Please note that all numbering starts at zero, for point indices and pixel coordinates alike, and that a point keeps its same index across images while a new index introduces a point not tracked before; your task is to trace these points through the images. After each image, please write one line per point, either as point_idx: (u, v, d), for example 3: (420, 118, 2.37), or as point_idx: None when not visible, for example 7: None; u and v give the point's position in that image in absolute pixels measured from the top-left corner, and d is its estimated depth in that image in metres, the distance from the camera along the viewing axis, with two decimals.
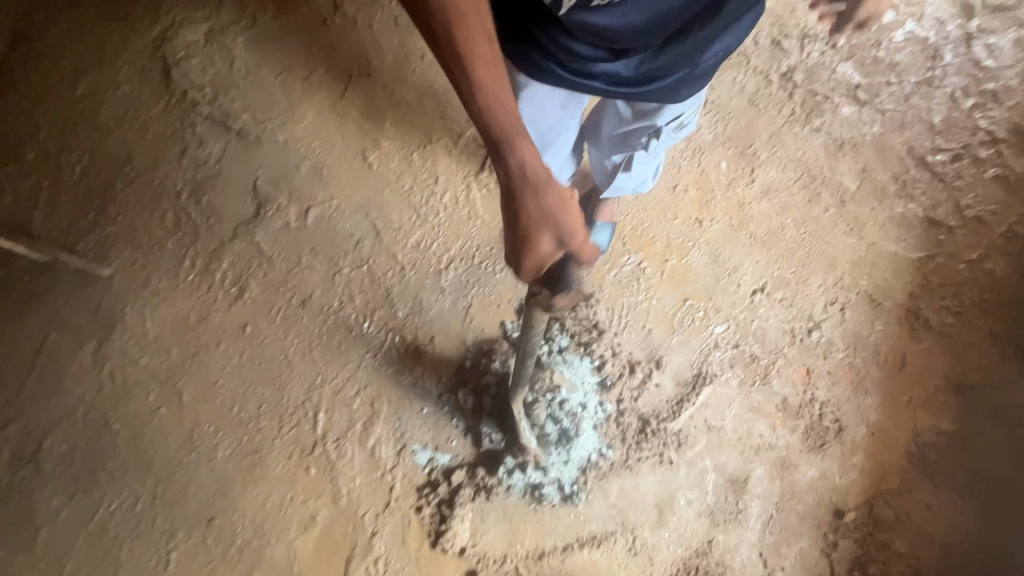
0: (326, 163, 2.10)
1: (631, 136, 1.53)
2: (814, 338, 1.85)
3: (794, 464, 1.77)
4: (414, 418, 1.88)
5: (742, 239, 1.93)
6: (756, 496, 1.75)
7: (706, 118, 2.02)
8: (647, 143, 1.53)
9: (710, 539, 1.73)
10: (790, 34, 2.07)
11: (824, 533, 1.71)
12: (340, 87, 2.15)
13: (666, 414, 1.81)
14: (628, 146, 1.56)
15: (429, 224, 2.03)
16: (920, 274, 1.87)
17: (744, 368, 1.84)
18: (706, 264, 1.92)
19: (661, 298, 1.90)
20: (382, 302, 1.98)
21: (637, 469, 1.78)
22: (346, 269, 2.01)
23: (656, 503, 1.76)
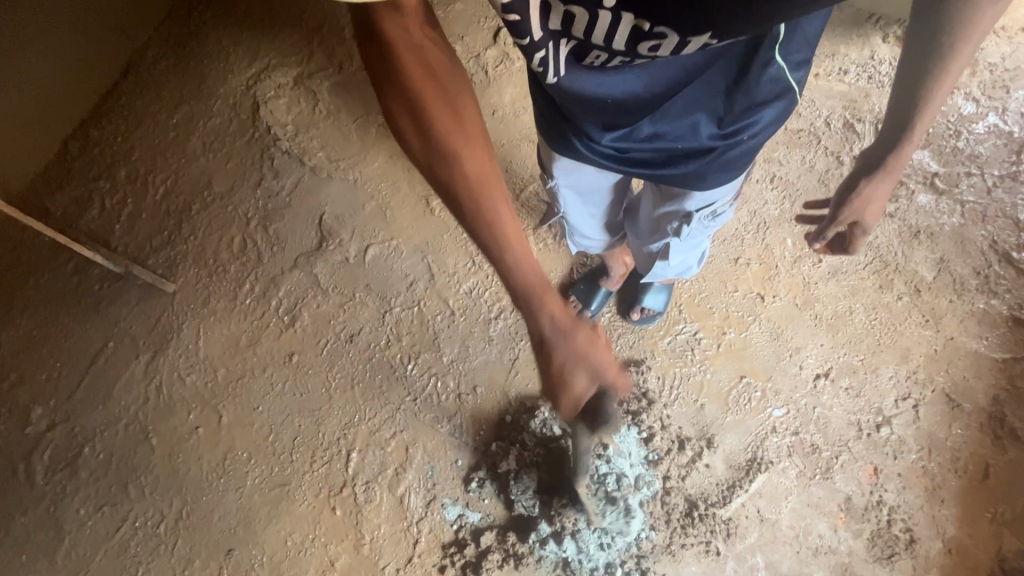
0: (390, 205, 2.17)
1: (663, 221, 1.47)
2: (883, 434, 1.71)
3: (857, 574, 1.59)
4: (448, 470, 1.82)
5: (806, 320, 1.85)
6: None
7: (772, 194, 2.00)
8: (679, 230, 1.46)
9: None
10: (864, 118, 2.05)
11: None
12: None
13: (715, 498, 1.69)
14: (662, 231, 1.50)
15: (484, 273, 2.04)
16: (1005, 377, 1.73)
17: (804, 457, 1.71)
18: (767, 342, 1.84)
19: (716, 372, 1.82)
20: (428, 345, 1.97)
21: (682, 556, 1.63)
22: (398, 309, 2.03)
23: None
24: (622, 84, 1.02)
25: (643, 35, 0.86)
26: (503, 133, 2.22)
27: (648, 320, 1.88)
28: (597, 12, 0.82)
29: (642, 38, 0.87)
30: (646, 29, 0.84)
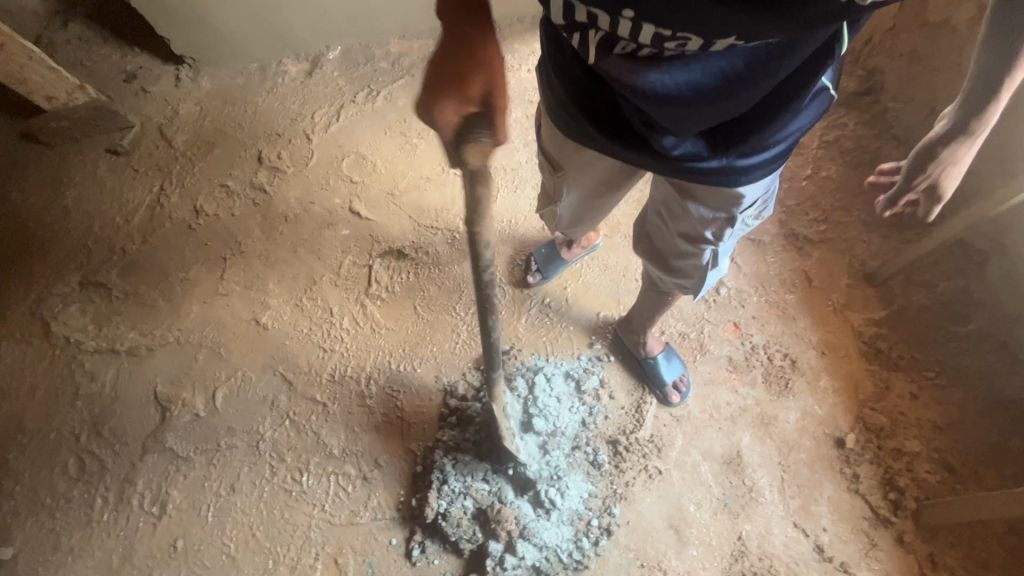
0: (222, 342, 2.10)
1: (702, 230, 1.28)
2: (724, 294, 1.88)
3: (773, 416, 1.68)
4: (386, 555, 1.67)
5: (619, 242, 2.05)
6: (758, 465, 1.63)
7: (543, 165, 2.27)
8: (720, 236, 1.28)
9: (738, 533, 1.55)
10: None
11: (840, 470, 1.58)
12: (219, 271, 2.25)
13: (631, 424, 1.72)
14: (699, 241, 1.32)
15: (338, 353, 2.01)
16: (779, 203, 2.02)
17: (680, 347, 1.82)
18: (601, 275, 2.01)
19: (575, 322, 1.94)
20: (314, 448, 1.86)
21: (633, 491, 1.63)
22: (269, 432, 1.90)
23: (668, 522, 1.59)
24: (672, 80, 0.93)
25: (667, 38, 0.85)
26: (302, 230, 2.30)
27: (688, 388, 1.74)
28: (618, 19, 0.85)
29: (666, 42, 0.86)
30: (669, 36, 0.85)
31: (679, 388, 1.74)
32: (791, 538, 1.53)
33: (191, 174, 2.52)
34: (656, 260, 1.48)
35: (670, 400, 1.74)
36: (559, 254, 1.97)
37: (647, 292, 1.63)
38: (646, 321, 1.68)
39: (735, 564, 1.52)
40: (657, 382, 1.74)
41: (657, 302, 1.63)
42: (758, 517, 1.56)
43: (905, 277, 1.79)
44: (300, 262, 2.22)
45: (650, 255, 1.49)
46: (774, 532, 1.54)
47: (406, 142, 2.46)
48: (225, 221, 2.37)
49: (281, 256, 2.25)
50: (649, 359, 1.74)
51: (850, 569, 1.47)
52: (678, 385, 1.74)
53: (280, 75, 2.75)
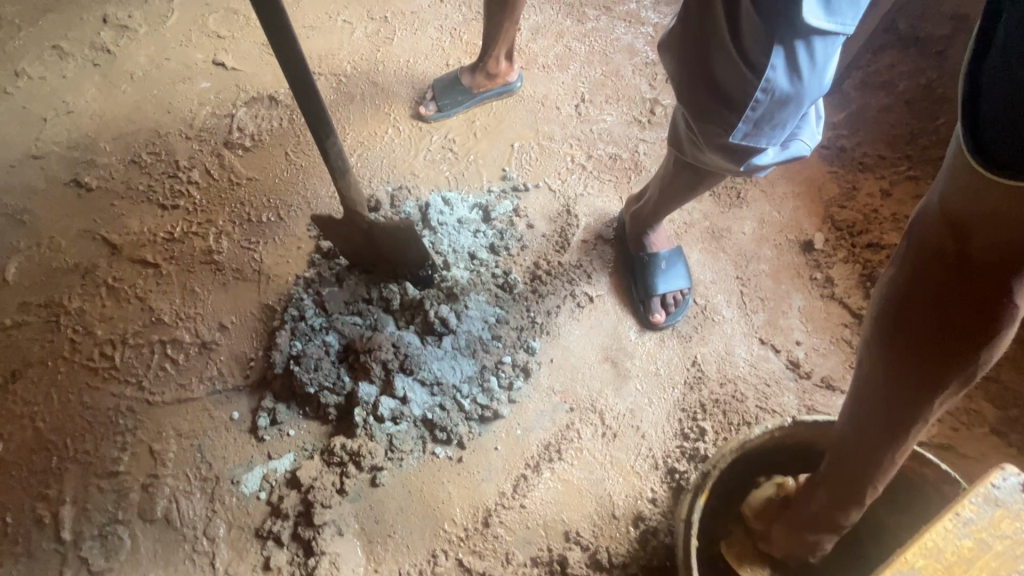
0: (28, 208, 1.60)
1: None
2: (660, 113, 1.59)
3: (725, 228, 1.35)
4: (222, 434, 1.19)
5: (536, 71, 1.72)
6: (711, 282, 1.28)
7: (449, 8, 1.94)
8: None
9: (692, 358, 1.19)
10: None
11: (810, 277, 1.26)
12: (36, 134, 1.76)
13: (554, 251, 1.35)
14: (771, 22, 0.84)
15: (182, 208, 1.55)
16: None
17: (611, 171, 1.49)
18: (516, 106, 1.66)
19: (485, 154, 1.57)
20: (136, 316, 1.37)
21: (557, 322, 1.24)
22: (77, 303, 1.41)
23: (603, 355, 1.21)
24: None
25: None
26: (151, 86, 1.85)
27: (681, 310, 1.23)
28: None
29: None
30: None
31: (667, 307, 1.23)
32: (758, 356, 1.18)
33: (15, 39, 2.03)
34: (697, 94, 0.96)
35: (651, 321, 1.22)
36: (460, 81, 1.65)
37: (675, 173, 1.13)
38: (661, 210, 1.21)
39: (691, 394, 1.15)
40: (642, 290, 1.24)
41: (691, 184, 1.13)
42: (716, 338, 1.21)
43: (861, 81, 1.54)
44: (144, 118, 1.76)
45: (685, 82, 0.98)
46: (737, 352, 1.19)
47: None
48: (52, 82, 1.89)
49: (120, 114, 1.79)
50: (644, 259, 1.26)
51: (834, 384, 1.13)
52: (667, 303, 1.23)
53: None
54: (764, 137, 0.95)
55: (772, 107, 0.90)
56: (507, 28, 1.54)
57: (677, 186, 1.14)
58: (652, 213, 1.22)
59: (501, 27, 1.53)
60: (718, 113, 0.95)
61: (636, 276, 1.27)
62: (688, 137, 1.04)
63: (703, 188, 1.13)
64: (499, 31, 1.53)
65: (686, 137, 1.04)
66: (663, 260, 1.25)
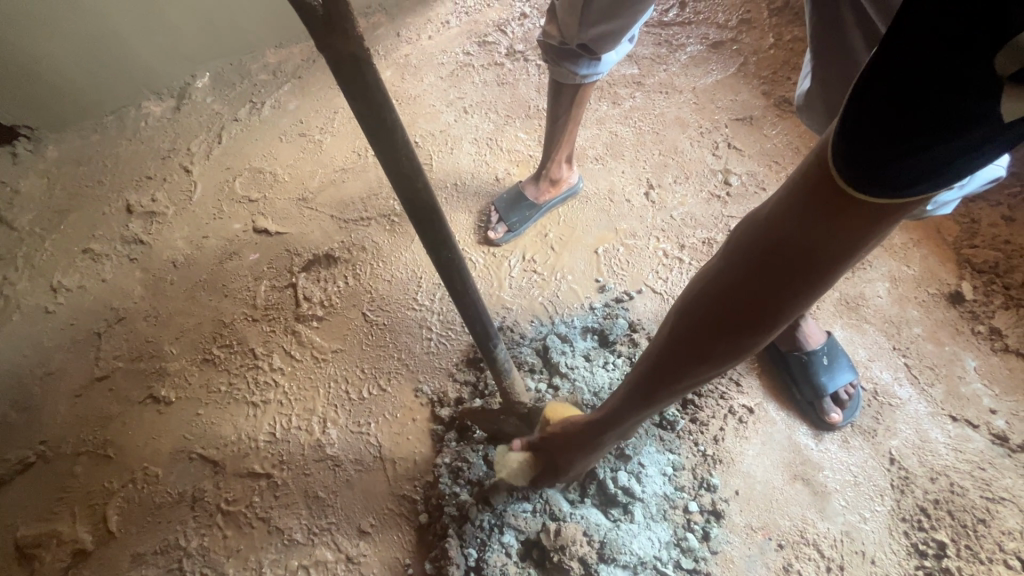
0: (110, 438, 1.49)
1: None
2: (736, 183, 1.53)
3: (859, 294, 1.28)
4: None
5: (591, 166, 1.67)
6: (870, 360, 1.20)
7: (477, 118, 1.91)
8: None
9: (887, 457, 1.09)
10: (489, 32, 2.17)
11: (972, 331, 1.19)
12: (93, 351, 1.67)
13: None
14: None
15: (274, 402, 1.46)
16: (752, 77, 1.74)
17: (712, 258, 1.43)
18: (585, 207, 1.60)
19: (572, 267, 1.50)
20: (266, 541, 1.26)
21: (728, 446, 1.14)
22: (196, 540, 1.29)
23: (790, 474, 1.11)
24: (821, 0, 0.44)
25: None
26: (199, 269, 1.78)
27: (857, 403, 1.14)
28: None
29: None
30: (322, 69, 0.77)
31: (842, 404, 1.14)
32: (957, 437, 1.09)
33: (40, 249, 1.95)
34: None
35: (828, 423, 1.13)
36: (525, 195, 1.58)
37: None
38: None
39: (905, 499, 1.04)
40: (808, 392, 1.14)
41: None
42: (903, 426, 1.12)
43: None
44: (203, 308, 1.68)
45: None
46: (933, 437, 1.10)
47: (307, 141, 2.03)
48: (93, 289, 1.81)
49: (175, 308, 1.70)
50: (801, 357, 1.15)
51: None
52: (841, 399, 1.14)
53: (141, 117, 2.29)
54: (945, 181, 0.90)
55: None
56: (571, 124, 1.43)
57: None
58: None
59: (564, 135, 1.46)
60: None
61: (794, 375, 1.17)
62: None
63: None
64: (563, 125, 1.42)
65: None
66: (822, 354, 1.15)
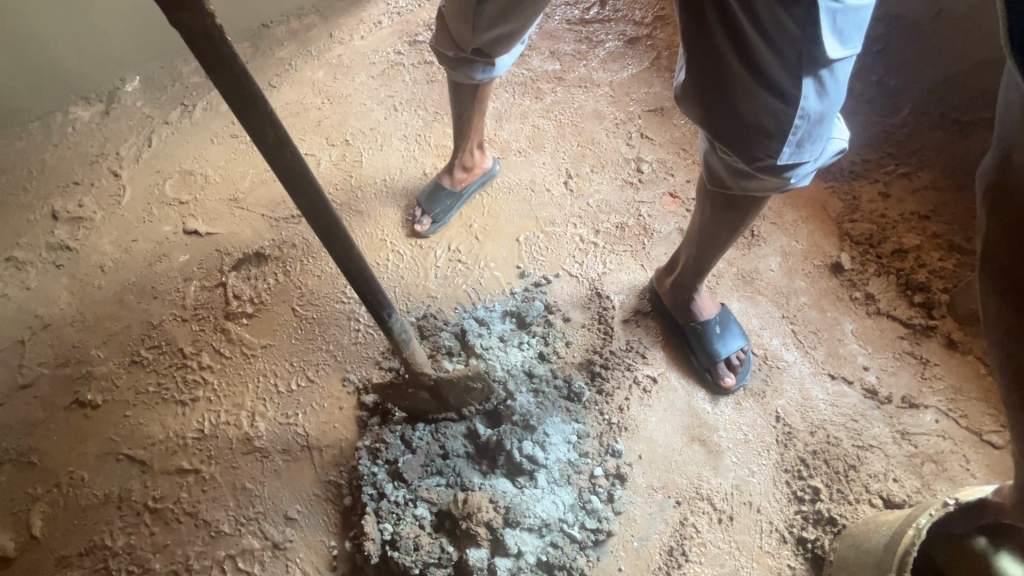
0: (35, 445, 1.47)
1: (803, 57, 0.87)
2: (647, 170, 1.62)
3: (752, 269, 1.38)
4: None
5: (514, 159, 1.74)
6: (761, 328, 1.30)
7: (406, 115, 1.95)
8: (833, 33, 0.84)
9: (774, 415, 1.19)
10: (419, 32, 2.22)
11: (850, 297, 1.29)
12: (16, 359, 1.64)
13: (600, 339, 1.34)
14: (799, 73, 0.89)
15: (203, 399, 1.46)
16: (664, 71, 1.83)
17: (623, 241, 1.51)
18: (507, 198, 1.66)
19: (495, 255, 1.57)
20: (193, 534, 1.28)
21: (633, 414, 1.22)
22: (123, 538, 1.30)
23: (688, 436, 1.19)
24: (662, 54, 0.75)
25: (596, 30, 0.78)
26: (128, 273, 1.76)
27: (747, 368, 1.23)
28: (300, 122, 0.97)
29: None
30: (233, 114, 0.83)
31: (734, 369, 1.23)
32: (833, 394, 1.19)
33: None
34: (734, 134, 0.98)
35: (722, 387, 1.22)
36: (443, 186, 1.64)
37: (715, 218, 1.16)
38: (706, 263, 1.22)
39: (787, 451, 1.14)
40: (704, 359, 1.24)
41: (734, 223, 1.14)
42: (789, 386, 1.21)
43: None
44: (131, 311, 1.67)
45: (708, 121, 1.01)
46: (814, 395, 1.19)
47: (239, 143, 2.03)
48: (17, 297, 1.77)
49: (103, 312, 1.69)
50: (698, 328, 1.26)
51: (916, 401, 1.15)
52: (734, 364, 1.23)
53: (68, 122, 2.25)
54: (808, 153, 0.98)
55: (812, 127, 0.94)
56: (475, 129, 1.52)
57: (722, 228, 1.15)
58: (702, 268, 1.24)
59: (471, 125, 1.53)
60: (760, 142, 0.97)
61: (692, 345, 1.27)
62: (730, 173, 1.05)
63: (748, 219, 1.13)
64: (469, 128, 1.52)
65: (726, 172, 1.06)
66: (714, 325, 1.26)
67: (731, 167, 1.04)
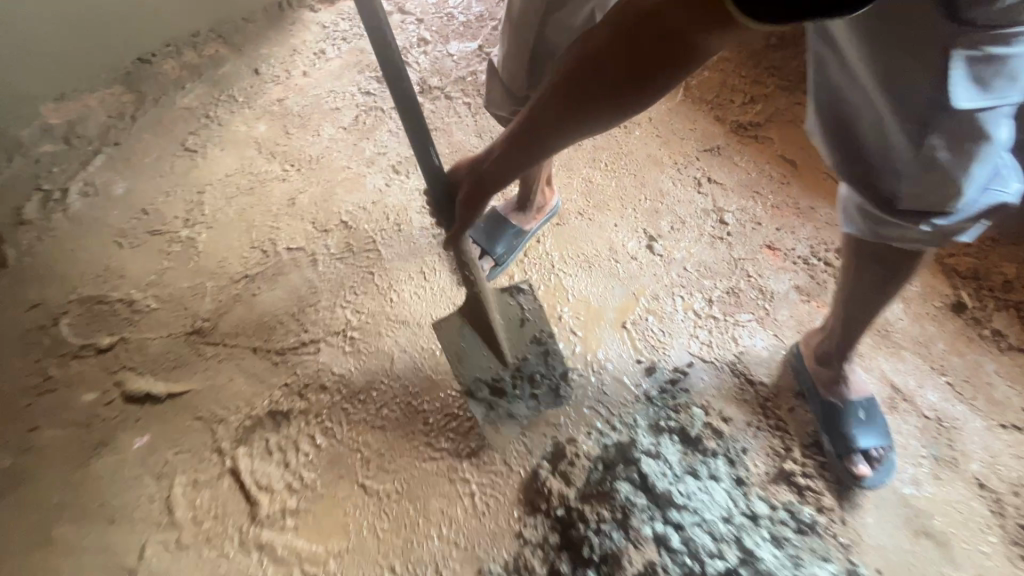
0: None
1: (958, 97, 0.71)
2: (731, 220, 1.46)
3: (881, 321, 1.32)
4: None
5: (578, 223, 1.46)
6: (919, 386, 1.24)
7: (413, 178, 1.52)
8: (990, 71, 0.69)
9: (975, 482, 1.14)
10: (384, 62, 1.75)
11: (978, 336, 1.30)
12: None
13: (779, 437, 1.16)
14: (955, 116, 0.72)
15: None
16: (699, 102, 1.68)
17: (742, 308, 1.34)
18: (590, 275, 1.38)
19: (604, 352, 1.29)
20: None
21: (855, 522, 1.08)
22: None
23: (912, 531, 1.09)
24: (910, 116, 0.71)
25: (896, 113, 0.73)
26: (48, 487, 1.12)
27: (883, 467, 1.11)
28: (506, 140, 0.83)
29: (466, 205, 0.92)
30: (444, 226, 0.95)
31: (869, 459, 1.11)
32: (1012, 444, 1.17)
33: None
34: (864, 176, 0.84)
35: (851, 475, 1.09)
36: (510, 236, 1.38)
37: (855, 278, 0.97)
38: (853, 328, 1.05)
39: (1003, 520, 1.10)
40: (836, 442, 1.11)
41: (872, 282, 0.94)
42: (974, 446, 1.17)
43: None
44: (76, 552, 1.05)
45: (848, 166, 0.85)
46: (996, 450, 1.17)
47: (170, 243, 1.42)
48: None
49: (20, 568, 1.04)
50: (838, 405, 1.13)
51: None
52: (872, 456, 1.11)
53: None
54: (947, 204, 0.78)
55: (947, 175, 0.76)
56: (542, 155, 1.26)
57: (864, 290, 0.96)
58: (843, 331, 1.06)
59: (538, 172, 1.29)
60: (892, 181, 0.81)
61: (829, 425, 1.13)
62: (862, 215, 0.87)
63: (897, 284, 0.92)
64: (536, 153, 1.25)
65: (865, 223, 0.87)
66: (862, 407, 1.13)
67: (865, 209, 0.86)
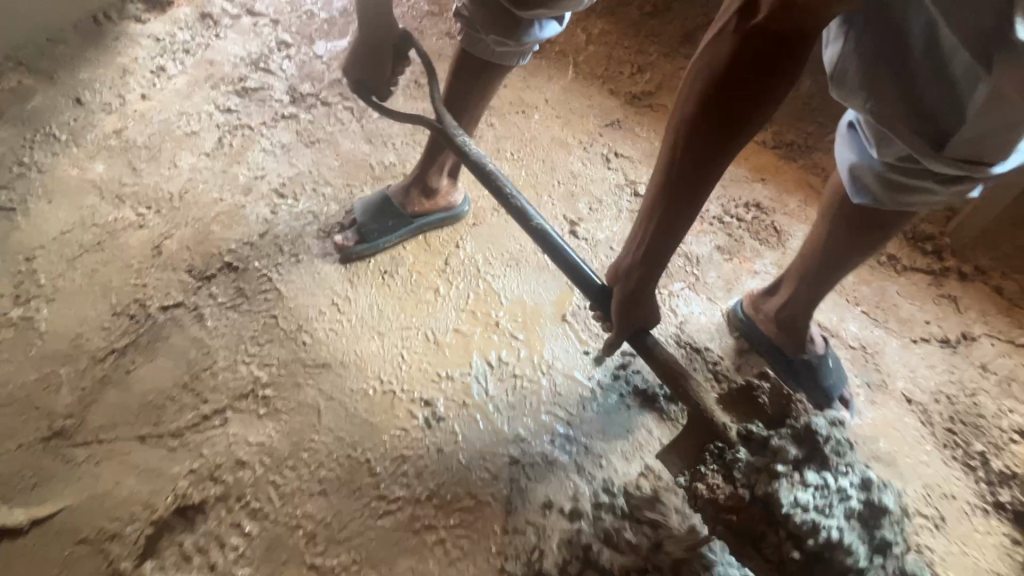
0: None
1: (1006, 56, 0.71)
2: None
3: None
4: None
5: (496, 222, 1.37)
6: (842, 319, 1.31)
7: (303, 200, 1.34)
8: None
9: (904, 398, 1.22)
10: (240, 74, 1.52)
11: (878, 263, 1.40)
12: None
13: None
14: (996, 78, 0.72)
15: None
16: (592, 78, 1.64)
17: (674, 278, 1.33)
18: (518, 273, 1.31)
19: (550, 350, 1.21)
20: None
21: None
22: None
23: (863, 457, 1.14)
24: None
25: None
26: None
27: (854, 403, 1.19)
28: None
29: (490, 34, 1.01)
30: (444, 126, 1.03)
31: (847, 403, 1.18)
32: (924, 356, 1.28)
33: None
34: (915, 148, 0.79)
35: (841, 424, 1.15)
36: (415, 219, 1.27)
37: (850, 242, 0.97)
38: (823, 287, 1.07)
39: (932, 426, 1.19)
40: (820, 397, 1.15)
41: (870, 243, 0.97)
42: (895, 365, 1.26)
43: None
44: None
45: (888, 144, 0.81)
46: (914, 365, 1.26)
47: None
48: None
49: None
50: (810, 361, 1.16)
51: (973, 333, 1.31)
52: (846, 399, 1.18)
53: None
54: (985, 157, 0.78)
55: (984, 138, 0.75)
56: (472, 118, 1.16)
57: (853, 247, 0.98)
58: (808, 298, 1.09)
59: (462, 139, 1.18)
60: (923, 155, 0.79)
61: (801, 381, 1.17)
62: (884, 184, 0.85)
63: (891, 234, 0.96)
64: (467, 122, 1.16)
65: (881, 187, 0.86)
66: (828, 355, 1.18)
67: (893, 182, 0.85)
